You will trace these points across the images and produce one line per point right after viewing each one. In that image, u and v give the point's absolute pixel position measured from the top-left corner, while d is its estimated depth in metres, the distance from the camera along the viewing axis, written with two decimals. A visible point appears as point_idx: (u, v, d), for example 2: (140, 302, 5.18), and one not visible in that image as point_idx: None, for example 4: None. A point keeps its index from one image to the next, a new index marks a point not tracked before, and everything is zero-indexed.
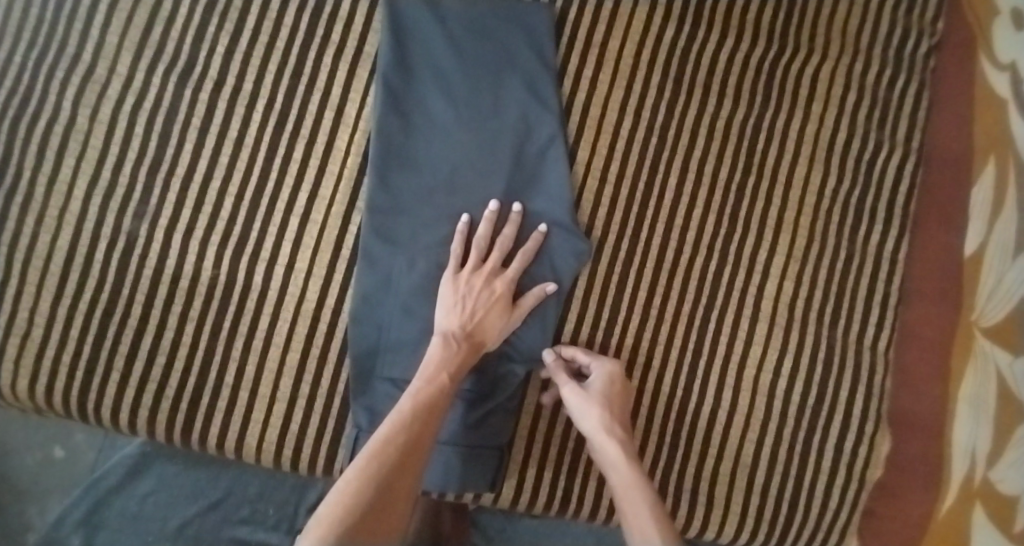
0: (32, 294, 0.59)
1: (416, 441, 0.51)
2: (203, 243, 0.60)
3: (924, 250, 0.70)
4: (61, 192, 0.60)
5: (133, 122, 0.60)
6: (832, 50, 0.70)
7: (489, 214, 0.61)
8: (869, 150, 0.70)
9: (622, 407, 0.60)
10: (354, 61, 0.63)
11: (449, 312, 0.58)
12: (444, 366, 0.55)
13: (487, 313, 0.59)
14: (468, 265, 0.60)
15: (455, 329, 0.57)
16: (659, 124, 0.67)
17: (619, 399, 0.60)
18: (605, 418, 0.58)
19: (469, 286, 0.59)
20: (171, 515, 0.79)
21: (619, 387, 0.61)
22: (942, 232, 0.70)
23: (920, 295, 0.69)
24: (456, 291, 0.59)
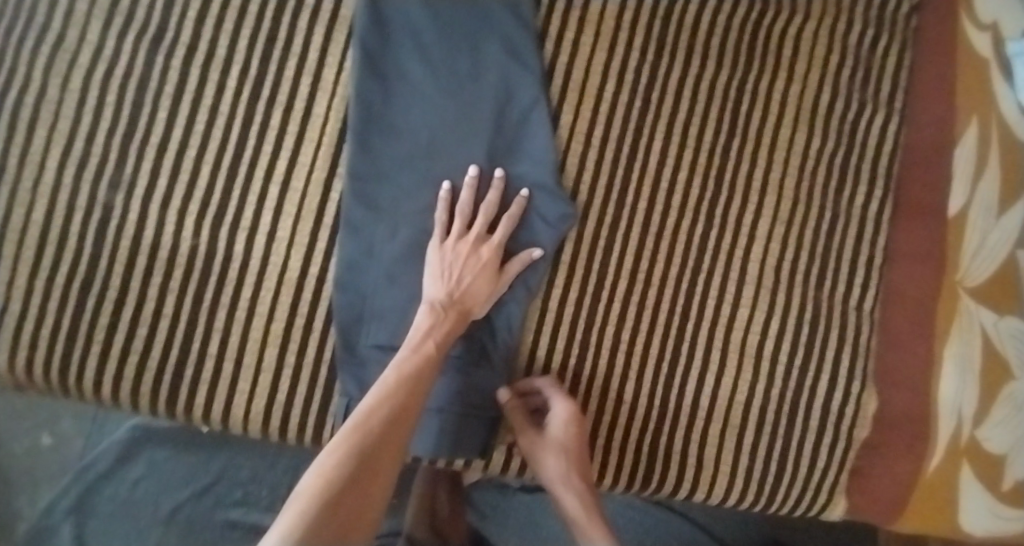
0: (7, 267, 0.58)
1: (401, 411, 0.51)
2: (182, 213, 0.59)
3: (911, 207, 0.69)
4: (34, 165, 0.58)
5: (105, 91, 0.59)
6: (814, 10, 0.69)
7: (469, 180, 0.60)
8: (853, 110, 0.69)
9: (580, 445, 0.62)
10: (331, 25, 0.62)
11: (436, 280, 0.58)
12: (433, 335, 0.56)
13: (475, 280, 0.58)
14: (453, 232, 0.60)
15: (443, 296, 0.57)
16: (643, 86, 0.66)
17: (577, 437, 0.62)
18: (562, 471, 0.61)
19: (454, 254, 0.59)
20: (162, 500, 0.90)
21: (574, 430, 0.62)
22: (928, 188, 0.70)
23: (907, 253, 0.69)
24: (442, 260, 0.59)
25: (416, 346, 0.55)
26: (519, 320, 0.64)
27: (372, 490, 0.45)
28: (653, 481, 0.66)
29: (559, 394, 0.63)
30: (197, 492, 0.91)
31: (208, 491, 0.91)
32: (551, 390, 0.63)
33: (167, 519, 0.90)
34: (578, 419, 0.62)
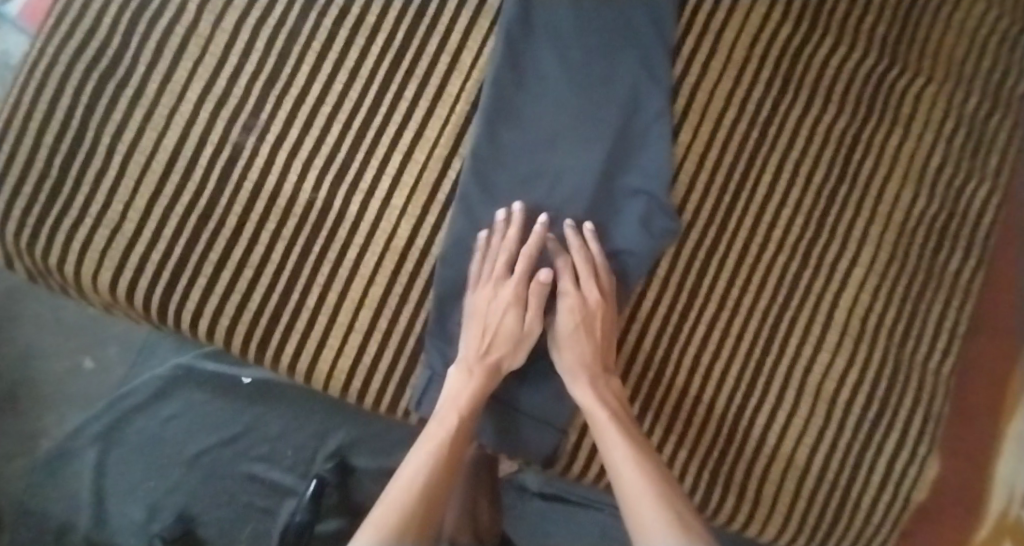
0: (130, 188, 0.60)
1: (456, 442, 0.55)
2: (307, 164, 0.61)
3: (997, 286, 0.72)
4: (173, 93, 0.60)
5: (254, 37, 0.61)
6: (938, 74, 0.70)
7: (495, 233, 0.60)
8: (960, 177, 0.70)
9: (591, 336, 0.60)
10: (477, 10, 0.63)
11: (471, 332, 0.59)
12: (461, 400, 0.57)
13: (502, 334, 0.59)
14: (484, 282, 0.60)
15: (473, 355, 0.58)
16: (763, 119, 0.67)
17: (582, 332, 0.60)
18: (567, 363, 0.60)
19: (486, 307, 0.59)
20: (188, 442, 0.90)
21: (577, 322, 0.60)
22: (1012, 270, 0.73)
23: (985, 327, 0.72)
24: (475, 312, 0.59)
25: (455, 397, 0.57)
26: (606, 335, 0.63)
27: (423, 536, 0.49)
28: (708, 509, 0.66)
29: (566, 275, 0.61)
30: (226, 439, 0.91)
31: (238, 441, 0.91)
32: (560, 268, 0.61)
33: (189, 462, 0.90)
34: (584, 303, 0.60)
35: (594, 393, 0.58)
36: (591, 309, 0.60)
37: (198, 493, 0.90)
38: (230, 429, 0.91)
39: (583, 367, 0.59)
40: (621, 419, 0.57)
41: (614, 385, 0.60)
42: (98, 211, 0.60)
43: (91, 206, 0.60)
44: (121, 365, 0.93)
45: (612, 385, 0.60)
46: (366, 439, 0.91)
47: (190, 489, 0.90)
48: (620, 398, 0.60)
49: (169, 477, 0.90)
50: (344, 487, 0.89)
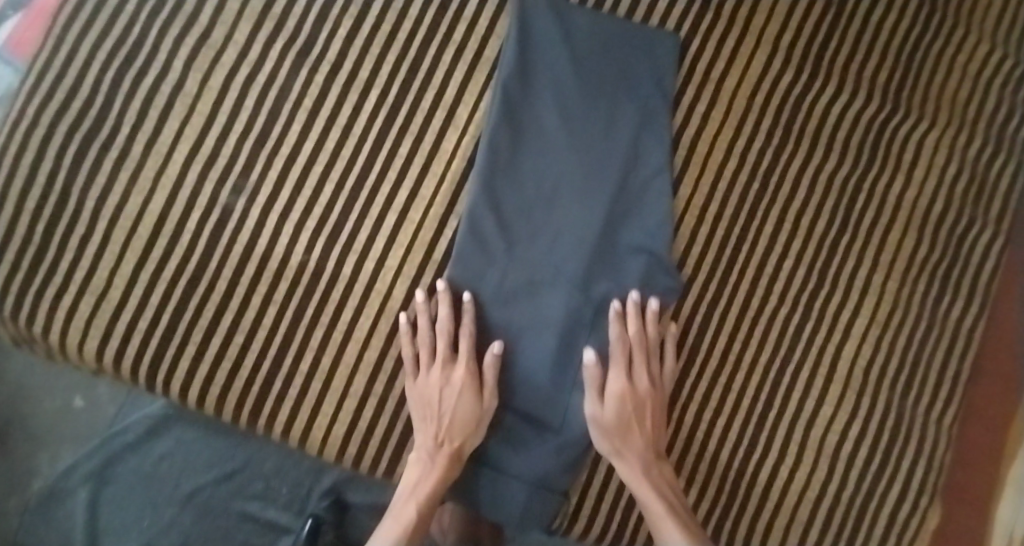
0: (116, 254, 0.58)
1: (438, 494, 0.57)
2: (298, 227, 0.60)
3: (996, 328, 0.71)
4: (159, 155, 0.58)
5: (243, 95, 0.59)
6: (941, 118, 0.69)
7: (421, 313, 0.59)
8: (963, 223, 0.69)
9: (641, 422, 0.60)
10: (473, 63, 0.61)
11: (423, 416, 0.58)
12: (427, 479, 0.57)
13: (456, 409, 0.58)
14: (421, 364, 0.59)
15: (428, 440, 0.58)
16: (764, 169, 0.65)
17: (635, 417, 0.59)
18: (617, 450, 0.59)
19: (428, 386, 0.58)
20: (183, 479, 0.83)
21: (630, 407, 0.59)
22: (1011, 310, 0.72)
23: (986, 371, 0.71)
24: (420, 393, 0.58)
25: (417, 483, 0.57)
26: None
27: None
28: None
29: (620, 359, 0.60)
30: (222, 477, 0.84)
31: (234, 478, 0.84)
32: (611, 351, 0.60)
33: (183, 501, 0.83)
34: (633, 391, 0.60)
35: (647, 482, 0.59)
36: (640, 397, 0.60)
37: (193, 534, 0.82)
38: (226, 466, 0.84)
39: (637, 455, 0.59)
40: (675, 508, 0.58)
41: (663, 467, 0.61)
42: (83, 278, 0.58)
43: (75, 273, 0.58)
44: (111, 405, 0.84)
45: (662, 467, 0.61)
46: (363, 475, 0.84)
47: (184, 529, 0.82)
48: (670, 479, 0.61)
49: (162, 517, 0.82)
50: (342, 527, 0.82)
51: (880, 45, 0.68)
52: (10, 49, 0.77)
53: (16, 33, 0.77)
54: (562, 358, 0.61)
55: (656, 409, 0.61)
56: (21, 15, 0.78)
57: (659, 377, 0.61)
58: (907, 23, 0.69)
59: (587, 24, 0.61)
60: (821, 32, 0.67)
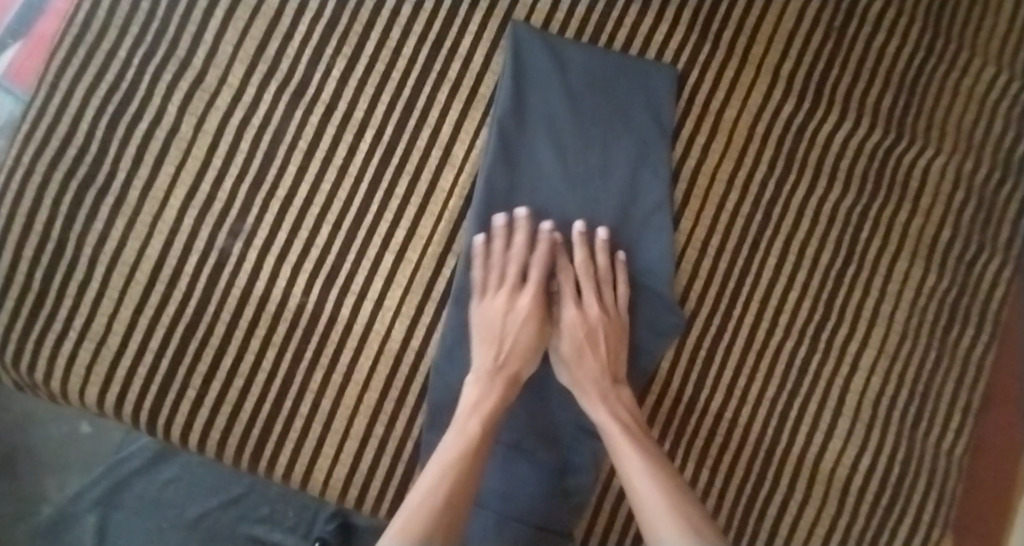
0: (115, 300, 0.58)
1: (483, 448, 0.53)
2: (296, 269, 0.59)
3: (1007, 356, 0.70)
4: (156, 201, 0.58)
5: (238, 138, 0.59)
6: (947, 144, 0.68)
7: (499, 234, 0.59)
8: (971, 250, 0.68)
9: (596, 346, 0.59)
10: (469, 100, 0.61)
11: (485, 341, 0.57)
12: (480, 408, 0.55)
13: (518, 339, 0.58)
14: (491, 288, 0.59)
15: (490, 365, 0.57)
16: (767, 200, 0.64)
17: (588, 340, 0.59)
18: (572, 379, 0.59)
19: (495, 309, 0.58)
20: (189, 505, 0.79)
21: (581, 331, 0.59)
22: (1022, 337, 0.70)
23: (997, 400, 0.70)
24: (485, 314, 0.58)
25: (477, 403, 0.55)
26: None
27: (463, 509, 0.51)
28: None
29: (568, 289, 0.60)
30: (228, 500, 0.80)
31: (241, 501, 0.79)
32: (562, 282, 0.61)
33: (189, 526, 0.78)
34: (585, 318, 0.60)
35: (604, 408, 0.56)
36: (593, 323, 0.59)
37: None
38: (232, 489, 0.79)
39: (593, 385, 0.58)
40: (635, 431, 0.55)
41: (625, 397, 0.58)
42: (82, 325, 0.58)
43: (75, 319, 0.58)
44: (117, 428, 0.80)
45: (621, 394, 0.58)
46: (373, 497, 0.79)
47: None
48: (631, 408, 0.58)
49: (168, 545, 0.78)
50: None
51: (882, 72, 0.67)
52: (11, 78, 0.77)
53: (16, 62, 0.78)
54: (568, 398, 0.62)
55: (611, 338, 0.60)
56: (21, 43, 0.78)
57: (609, 300, 0.61)
58: (910, 49, 0.68)
59: (582, 61, 0.61)
60: (821, 61, 0.66)
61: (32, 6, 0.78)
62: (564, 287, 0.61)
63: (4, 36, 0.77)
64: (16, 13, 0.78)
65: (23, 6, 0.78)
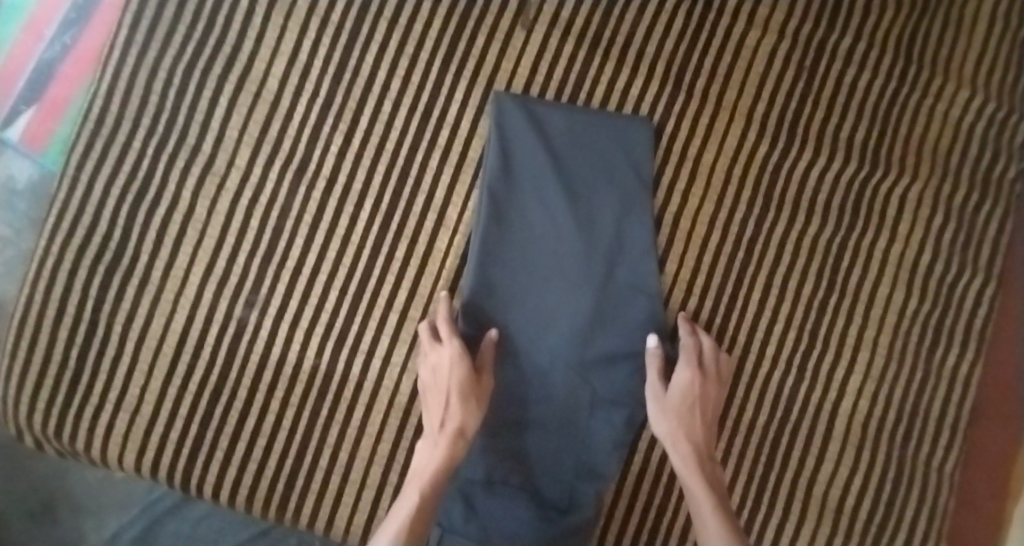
0: (145, 372, 0.63)
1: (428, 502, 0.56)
2: (308, 333, 0.64)
3: (995, 369, 0.72)
4: (177, 278, 0.63)
5: (249, 216, 0.63)
6: (923, 170, 0.70)
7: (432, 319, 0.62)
8: (952, 272, 0.71)
9: (701, 412, 0.62)
10: (458, 165, 0.65)
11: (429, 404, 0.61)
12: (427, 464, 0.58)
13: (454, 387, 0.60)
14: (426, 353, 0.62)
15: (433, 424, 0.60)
16: (747, 238, 0.68)
17: (698, 403, 0.62)
18: (675, 430, 0.61)
19: (431, 371, 0.61)
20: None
21: (694, 393, 0.62)
22: (1009, 349, 0.73)
23: (985, 411, 0.72)
24: (426, 380, 0.61)
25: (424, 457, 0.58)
26: (613, 471, 0.65)
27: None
28: None
29: (691, 351, 0.63)
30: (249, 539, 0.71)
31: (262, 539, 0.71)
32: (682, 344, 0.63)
33: None
34: (700, 382, 0.62)
35: (698, 470, 0.59)
36: (705, 391, 0.62)
37: None
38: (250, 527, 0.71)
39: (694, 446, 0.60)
40: (720, 499, 0.58)
41: (716, 468, 0.61)
42: (116, 397, 0.63)
43: (110, 392, 0.63)
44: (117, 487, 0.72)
45: (716, 467, 0.61)
46: None
47: None
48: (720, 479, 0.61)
49: None
50: None
51: (856, 105, 0.69)
52: (26, 145, 0.72)
53: (30, 128, 0.73)
54: (567, 433, 0.64)
55: (715, 410, 0.63)
56: (34, 110, 0.73)
57: (718, 376, 0.63)
58: (882, 80, 0.70)
59: (561, 121, 0.64)
60: (795, 101, 0.68)
61: (43, 70, 0.73)
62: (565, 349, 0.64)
63: (16, 103, 0.73)
64: (26, 78, 0.73)
65: (34, 72, 0.73)
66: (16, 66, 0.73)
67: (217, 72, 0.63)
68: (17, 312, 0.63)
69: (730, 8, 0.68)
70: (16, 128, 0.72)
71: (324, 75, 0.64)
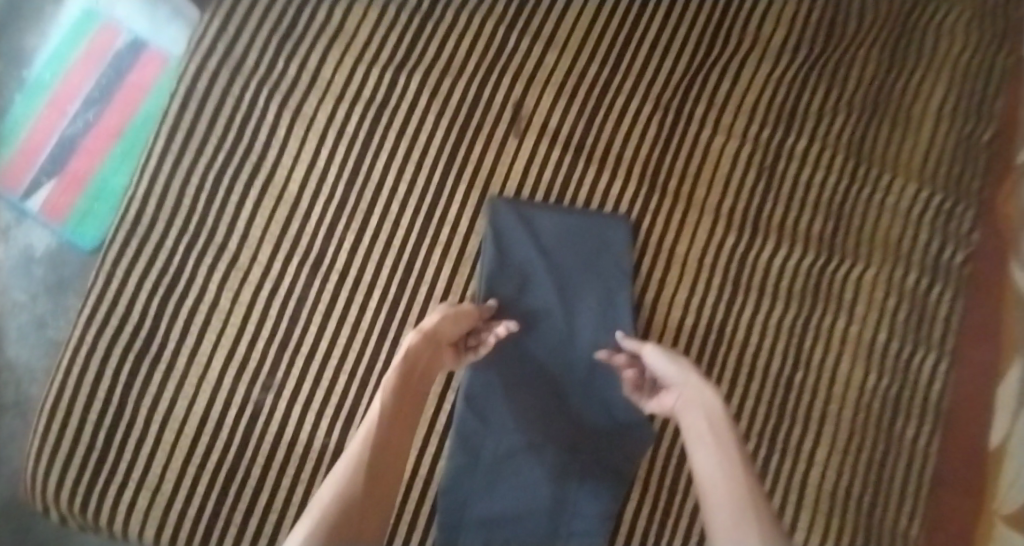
0: (166, 452, 0.68)
1: (384, 456, 0.52)
2: (319, 413, 0.70)
3: (955, 425, 0.79)
4: (200, 363, 0.69)
5: (267, 306, 0.70)
6: (876, 259, 0.78)
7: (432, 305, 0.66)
8: (907, 350, 0.77)
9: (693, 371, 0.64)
10: (458, 257, 0.72)
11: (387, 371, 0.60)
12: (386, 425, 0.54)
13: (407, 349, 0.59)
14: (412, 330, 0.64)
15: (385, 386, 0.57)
16: (719, 321, 0.74)
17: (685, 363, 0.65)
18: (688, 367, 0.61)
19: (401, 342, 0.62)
20: None
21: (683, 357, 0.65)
22: (969, 408, 0.79)
23: (946, 464, 0.78)
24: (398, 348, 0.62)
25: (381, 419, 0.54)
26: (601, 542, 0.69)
27: (374, 530, 0.47)
28: None
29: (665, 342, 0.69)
30: None
31: None
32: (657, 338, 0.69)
33: None
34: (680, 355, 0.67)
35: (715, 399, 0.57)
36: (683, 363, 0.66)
37: None
38: None
39: (712, 390, 0.57)
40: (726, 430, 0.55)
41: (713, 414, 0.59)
42: (139, 476, 0.68)
43: (133, 470, 0.68)
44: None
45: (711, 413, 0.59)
46: None
47: None
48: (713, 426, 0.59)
49: None
50: None
51: (813, 201, 0.77)
52: (46, 216, 0.80)
53: (50, 200, 0.80)
54: (558, 504, 0.69)
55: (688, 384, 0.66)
56: (54, 181, 0.80)
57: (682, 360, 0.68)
58: (835, 177, 0.78)
59: (550, 221, 0.72)
60: (758, 198, 0.76)
61: (64, 144, 0.80)
62: (552, 424, 0.70)
63: (38, 175, 0.80)
64: (49, 152, 0.80)
65: (55, 146, 0.80)
66: (40, 143, 0.80)
67: (243, 178, 0.71)
68: (52, 395, 0.68)
69: (700, 116, 0.76)
70: (38, 199, 0.80)
71: (338, 179, 0.72)
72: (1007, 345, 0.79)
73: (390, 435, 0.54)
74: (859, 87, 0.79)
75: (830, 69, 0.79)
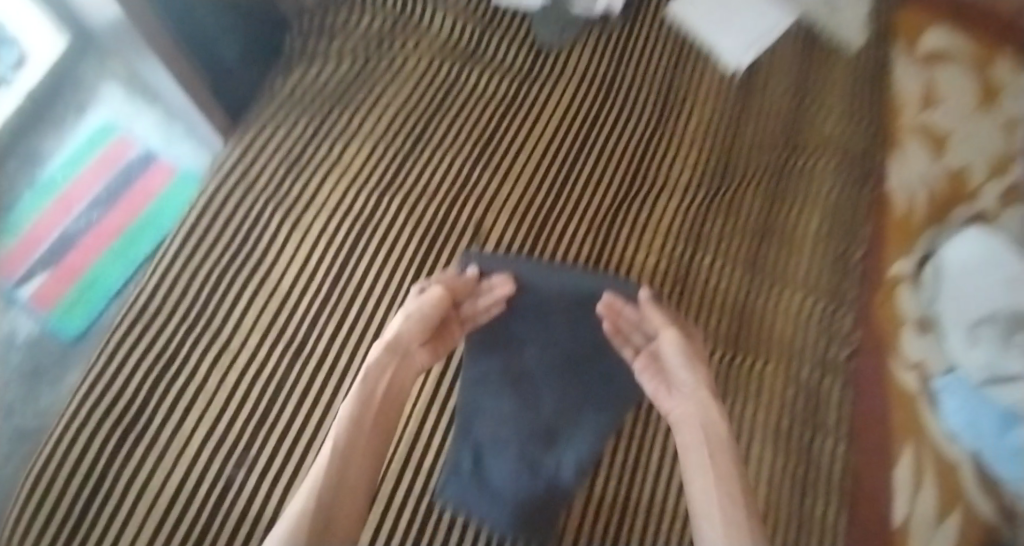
0: (133, 529, 0.69)
1: (357, 460, 0.62)
2: (287, 490, 0.72)
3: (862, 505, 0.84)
4: (181, 438, 0.74)
5: (248, 387, 0.78)
6: (774, 356, 0.90)
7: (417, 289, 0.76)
8: (807, 436, 0.86)
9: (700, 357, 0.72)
10: None
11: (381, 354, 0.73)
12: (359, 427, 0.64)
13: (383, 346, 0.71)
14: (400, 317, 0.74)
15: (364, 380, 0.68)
16: (648, 408, 0.83)
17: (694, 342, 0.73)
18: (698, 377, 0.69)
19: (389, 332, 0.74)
20: None
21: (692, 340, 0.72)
22: (873, 488, 0.86)
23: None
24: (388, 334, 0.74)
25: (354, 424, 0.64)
26: None
27: (348, 527, 0.58)
28: None
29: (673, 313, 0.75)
30: None
31: None
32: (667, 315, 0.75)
33: None
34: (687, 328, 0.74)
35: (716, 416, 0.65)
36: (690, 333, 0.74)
37: None
38: None
39: (716, 414, 0.65)
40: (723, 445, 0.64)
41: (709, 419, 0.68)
42: None
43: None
44: None
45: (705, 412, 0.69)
46: None
47: None
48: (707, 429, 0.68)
49: None
50: None
51: (720, 306, 0.91)
52: (35, 304, 1.04)
53: (43, 291, 1.05)
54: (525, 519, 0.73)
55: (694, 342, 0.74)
56: (49, 275, 1.06)
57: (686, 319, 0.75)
58: (735, 288, 0.93)
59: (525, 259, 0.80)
60: (675, 303, 0.90)
61: (62, 245, 1.08)
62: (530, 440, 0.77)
63: (34, 270, 1.06)
64: (49, 251, 1.08)
65: (54, 247, 1.08)
66: (39, 242, 1.08)
67: (239, 279, 0.84)
68: (33, 470, 0.71)
69: (622, 235, 0.93)
70: (31, 290, 1.05)
71: (320, 280, 0.85)
72: (900, 430, 0.89)
73: (364, 438, 0.64)
74: (748, 216, 0.98)
75: (725, 202, 0.98)
